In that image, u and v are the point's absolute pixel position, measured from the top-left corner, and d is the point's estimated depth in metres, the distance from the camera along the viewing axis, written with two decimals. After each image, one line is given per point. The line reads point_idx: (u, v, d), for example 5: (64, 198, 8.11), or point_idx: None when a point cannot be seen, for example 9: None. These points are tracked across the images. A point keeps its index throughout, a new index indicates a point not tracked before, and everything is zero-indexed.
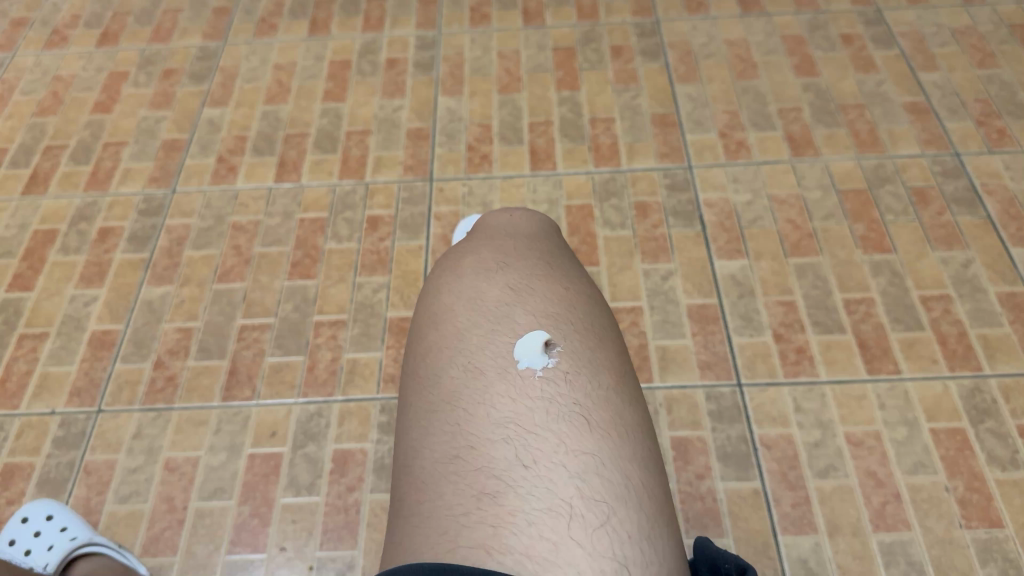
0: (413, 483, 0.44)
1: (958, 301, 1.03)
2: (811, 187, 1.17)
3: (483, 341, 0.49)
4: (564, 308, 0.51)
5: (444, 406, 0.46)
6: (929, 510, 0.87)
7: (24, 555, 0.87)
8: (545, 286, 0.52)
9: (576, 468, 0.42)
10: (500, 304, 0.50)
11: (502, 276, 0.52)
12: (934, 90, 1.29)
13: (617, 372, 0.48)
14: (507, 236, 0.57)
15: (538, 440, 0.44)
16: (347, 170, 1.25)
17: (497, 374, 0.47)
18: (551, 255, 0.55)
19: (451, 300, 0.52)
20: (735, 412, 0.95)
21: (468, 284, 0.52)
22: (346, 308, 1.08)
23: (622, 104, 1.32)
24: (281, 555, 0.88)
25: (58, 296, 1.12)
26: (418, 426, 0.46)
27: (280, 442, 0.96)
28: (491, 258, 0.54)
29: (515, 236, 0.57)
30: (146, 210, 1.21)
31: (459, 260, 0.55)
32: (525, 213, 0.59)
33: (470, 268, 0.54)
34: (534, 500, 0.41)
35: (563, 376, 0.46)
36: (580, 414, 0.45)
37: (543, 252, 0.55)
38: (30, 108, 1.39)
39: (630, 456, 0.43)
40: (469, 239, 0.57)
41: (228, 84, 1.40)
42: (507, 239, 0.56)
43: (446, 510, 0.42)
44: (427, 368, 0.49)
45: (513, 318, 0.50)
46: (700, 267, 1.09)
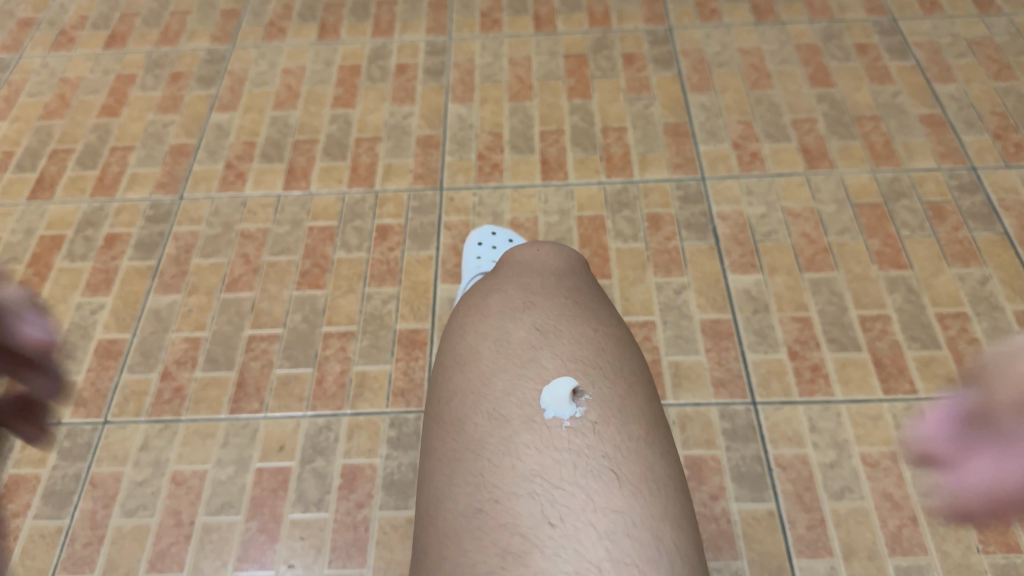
0: (447, 531, 0.49)
1: (976, 319, 1.02)
2: (826, 201, 1.16)
3: (512, 387, 0.53)
4: (587, 354, 0.55)
5: (473, 455, 0.50)
6: (947, 534, 0.86)
7: None
8: (569, 331, 0.56)
9: (600, 519, 0.47)
10: (527, 350, 0.55)
11: (528, 320, 0.57)
12: (950, 102, 1.28)
13: (644, 421, 0.52)
14: (532, 279, 0.61)
15: (565, 495, 0.48)
16: (357, 178, 1.23)
17: (525, 423, 0.51)
18: (573, 295, 0.60)
19: (481, 344, 0.56)
20: (749, 431, 0.94)
21: (497, 328, 0.57)
22: (355, 319, 1.07)
23: (635, 112, 1.30)
24: (289, 572, 0.87)
25: (64, 304, 1.11)
26: (449, 473, 0.51)
27: (289, 456, 0.95)
28: (517, 301, 0.59)
29: (540, 277, 0.61)
30: (154, 217, 1.20)
31: (488, 301, 0.60)
32: (551, 249, 0.64)
33: (498, 312, 0.58)
34: (563, 560, 0.46)
35: (591, 428, 0.51)
36: (607, 469, 0.49)
37: (567, 290, 0.60)
38: (37, 111, 1.38)
39: (656, 511, 0.48)
40: (498, 275, 0.62)
41: (237, 89, 1.39)
42: (536, 277, 0.62)
43: (477, 562, 0.47)
44: (458, 414, 0.53)
45: (540, 363, 0.54)
46: (714, 281, 1.08)
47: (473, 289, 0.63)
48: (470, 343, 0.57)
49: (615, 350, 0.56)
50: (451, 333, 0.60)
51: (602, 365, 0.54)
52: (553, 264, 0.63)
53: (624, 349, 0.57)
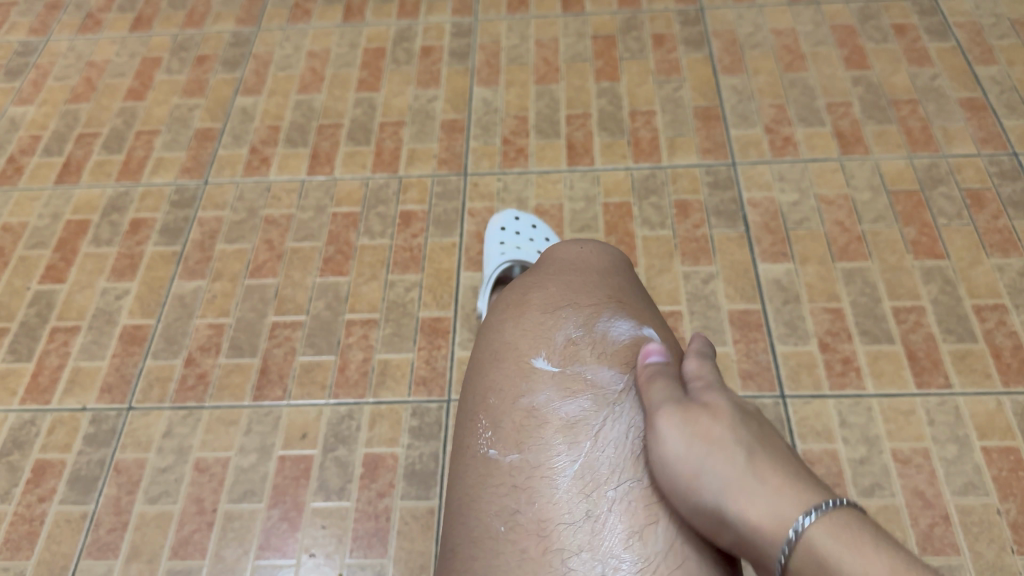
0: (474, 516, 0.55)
1: (1014, 311, 0.99)
2: (860, 187, 1.13)
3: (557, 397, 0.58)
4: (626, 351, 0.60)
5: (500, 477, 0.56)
6: (980, 534, 0.84)
7: None
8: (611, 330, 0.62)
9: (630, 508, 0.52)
10: (568, 349, 0.61)
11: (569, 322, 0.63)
12: (991, 85, 1.23)
13: None
14: (574, 277, 0.68)
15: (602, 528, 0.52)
16: (381, 163, 1.22)
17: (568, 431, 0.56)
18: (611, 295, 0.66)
19: (524, 344, 0.62)
20: (777, 425, 0.92)
21: (540, 326, 0.63)
22: (377, 307, 1.06)
23: (664, 96, 1.28)
24: (310, 561, 0.87)
25: (90, 289, 1.11)
26: (475, 471, 0.57)
27: (311, 444, 0.95)
28: (557, 304, 0.65)
29: (583, 282, 0.68)
30: (179, 201, 1.20)
31: (532, 303, 0.66)
32: (596, 248, 0.73)
33: (540, 313, 0.64)
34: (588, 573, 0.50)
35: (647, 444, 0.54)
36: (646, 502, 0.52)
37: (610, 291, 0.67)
38: (64, 95, 1.38)
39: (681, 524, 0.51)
40: (547, 269, 0.70)
41: (262, 72, 1.38)
42: (580, 271, 0.69)
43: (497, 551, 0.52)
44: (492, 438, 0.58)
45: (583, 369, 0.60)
46: (743, 271, 1.05)
47: (516, 290, 0.69)
48: (513, 339, 0.63)
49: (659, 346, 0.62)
50: (492, 333, 0.66)
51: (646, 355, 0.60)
52: (593, 271, 0.69)
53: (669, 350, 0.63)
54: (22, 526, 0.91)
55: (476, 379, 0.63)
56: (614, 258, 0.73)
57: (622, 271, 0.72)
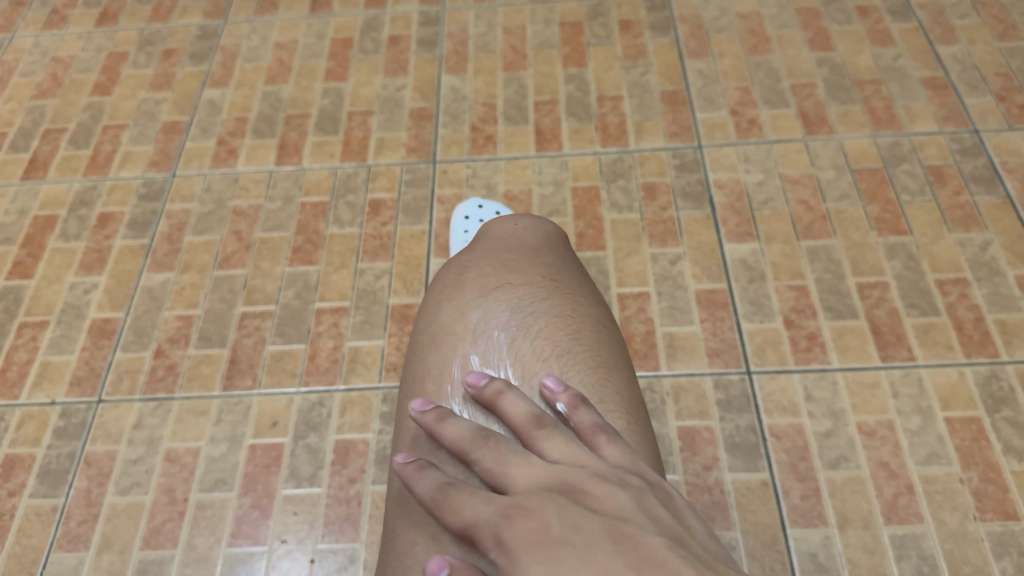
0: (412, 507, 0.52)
1: (975, 284, 1.00)
2: (824, 167, 1.14)
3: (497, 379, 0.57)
4: (558, 332, 0.60)
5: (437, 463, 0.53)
6: (943, 502, 0.85)
7: None
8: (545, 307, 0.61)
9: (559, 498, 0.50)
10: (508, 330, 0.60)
11: (505, 299, 0.62)
12: (953, 64, 1.25)
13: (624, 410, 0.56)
14: (509, 254, 0.67)
15: None
16: (349, 152, 1.22)
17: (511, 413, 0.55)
18: (548, 274, 0.65)
19: (461, 325, 0.61)
20: (743, 401, 0.93)
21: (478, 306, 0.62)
22: (347, 295, 1.06)
23: (630, 81, 1.28)
24: (282, 547, 0.88)
25: (58, 284, 1.11)
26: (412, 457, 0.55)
27: (281, 433, 0.95)
28: (494, 282, 0.63)
29: (524, 257, 0.67)
30: (146, 195, 1.20)
31: (471, 279, 0.64)
32: (529, 225, 0.72)
33: (474, 294, 0.63)
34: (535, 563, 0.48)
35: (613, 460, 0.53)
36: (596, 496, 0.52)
37: (547, 269, 0.66)
38: (29, 91, 1.37)
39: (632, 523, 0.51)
40: (483, 245, 0.69)
41: (229, 64, 1.37)
42: (515, 248, 0.68)
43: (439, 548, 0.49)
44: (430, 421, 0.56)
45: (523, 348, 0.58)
46: (709, 251, 1.06)
47: (454, 268, 0.67)
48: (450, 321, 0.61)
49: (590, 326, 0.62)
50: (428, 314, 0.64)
51: (575, 336, 0.60)
52: (529, 249, 0.68)
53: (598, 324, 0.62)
54: None
55: (414, 366, 0.61)
56: (549, 234, 0.72)
57: (557, 246, 0.71)
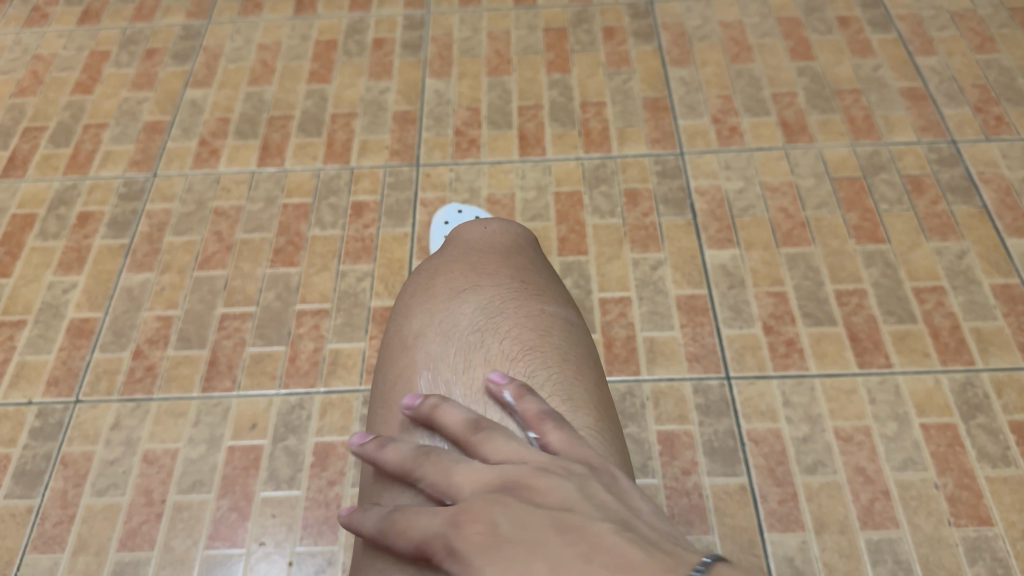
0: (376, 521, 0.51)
1: (952, 293, 1.02)
2: (804, 175, 1.15)
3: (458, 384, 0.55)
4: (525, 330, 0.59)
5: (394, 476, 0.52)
6: (918, 508, 0.86)
7: None
8: (510, 308, 0.60)
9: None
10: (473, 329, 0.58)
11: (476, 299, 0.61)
12: (931, 75, 1.26)
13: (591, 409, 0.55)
14: (480, 258, 0.67)
15: None
16: (332, 154, 1.22)
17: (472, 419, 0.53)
18: (517, 276, 0.65)
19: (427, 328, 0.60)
20: (722, 406, 0.94)
21: (444, 307, 0.61)
22: (329, 297, 1.06)
23: (613, 87, 1.29)
24: (260, 550, 0.87)
25: (36, 283, 1.10)
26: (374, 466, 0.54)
27: (260, 434, 0.95)
28: (463, 284, 0.63)
29: (492, 257, 0.67)
30: (127, 194, 1.19)
31: (443, 282, 0.64)
32: (497, 227, 0.72)
33: (446, 293, 0.62)
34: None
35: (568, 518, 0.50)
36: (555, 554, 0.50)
37: (514, 270, 0.66)
38: (9, 89, 1.36)
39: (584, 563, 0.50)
40: (455, 249, 0.69)
41: (212, 65, 1.37)
42: (484, 250, 0.68)
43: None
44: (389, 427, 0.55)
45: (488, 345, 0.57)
46: (690, 257, 1.07)
47: (424, 273, 0.67)
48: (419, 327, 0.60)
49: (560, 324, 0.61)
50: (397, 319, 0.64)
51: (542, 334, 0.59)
52: (499, 252, 0.68)
53: (569, 326, 0.61)
54: None
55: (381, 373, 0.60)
56: (519, 238, 0.72)
57: (527, 249, 0.71)
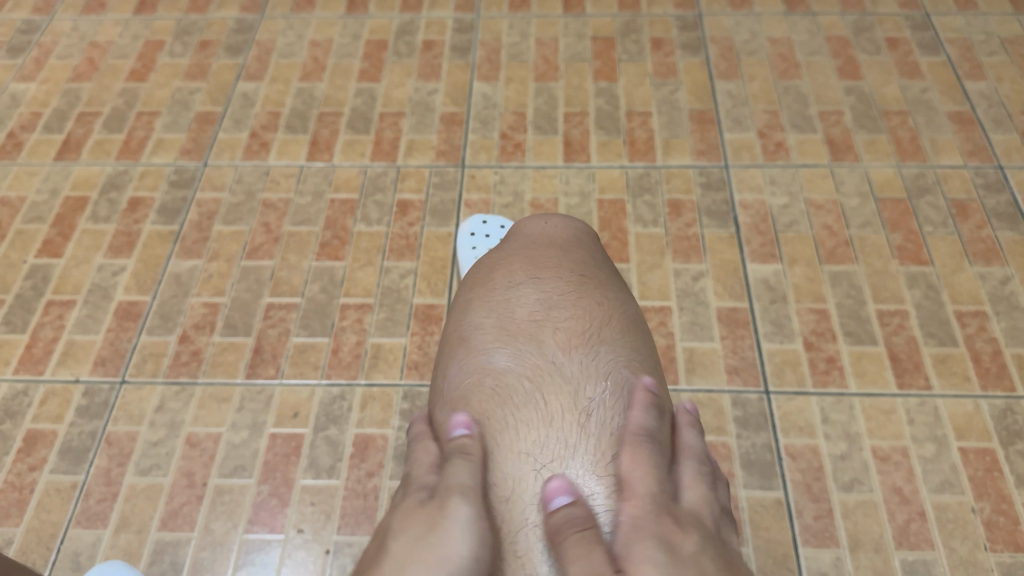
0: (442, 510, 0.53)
1: (994, 318, 1.02)
2: (849, 193, 1.15)
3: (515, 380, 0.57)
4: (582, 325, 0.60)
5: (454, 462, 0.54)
6: (955, 530, 0.86)
7: None
8: (567, 302, 0.62)
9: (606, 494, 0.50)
10: (531, 324, 0.60)
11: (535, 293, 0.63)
12: (979, 100, 1.26)
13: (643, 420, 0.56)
14: (539, 252, 0.68)
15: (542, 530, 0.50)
16: (379, 152, 1.24)
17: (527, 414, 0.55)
18: (578, 273, 0.66)
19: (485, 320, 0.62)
20: (761, 419, 0.94)
21: (504, 301, 0.63)
22: (372, 292, 1.07)
23: (660, 97, 1.30)
24: (298, 537, 0.88)
25: (87, 265, 1.12)
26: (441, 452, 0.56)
27: (302, 423, 0.96)
28: (523, 276, 0.65)
29: (549, 249, 0.69)
30: (177, 182, 1.21)
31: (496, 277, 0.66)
32: (560, 222, 0.73)
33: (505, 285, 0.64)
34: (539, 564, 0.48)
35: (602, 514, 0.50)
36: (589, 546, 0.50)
37: (575, 263, 0.67)
38: (66, 74, 1.39)
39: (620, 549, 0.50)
40: (513, 243, 0.71)
41: (263, 59, 1.39)
42: (545, 246, 0.69)
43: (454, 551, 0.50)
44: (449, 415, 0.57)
45: (543, 340, 0.59)
46: (732, 269, 1.07)
47: (485, 265, 0.69)
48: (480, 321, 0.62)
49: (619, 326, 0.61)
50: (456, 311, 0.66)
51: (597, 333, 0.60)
52: (559, 246, 0.69)
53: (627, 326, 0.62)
54: (12, 494, 0.92)
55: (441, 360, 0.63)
56: (580, 233, 0.73)
57: (587, 243, 0.72)
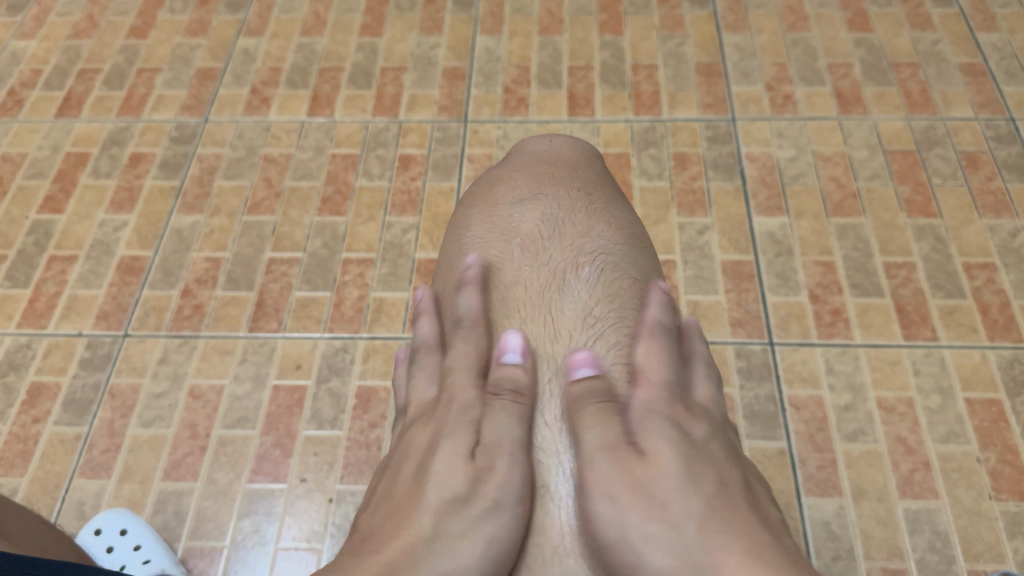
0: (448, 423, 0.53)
1: (1003, 270, 1.00)
2: (857, 146, 1.13)
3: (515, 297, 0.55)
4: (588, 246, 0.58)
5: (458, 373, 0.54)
6: (959, 480, 0.85)
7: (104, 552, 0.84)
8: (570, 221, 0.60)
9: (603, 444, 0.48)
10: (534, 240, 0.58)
11: (539, 209, 0.60)
12: (992, 52, 1.24)
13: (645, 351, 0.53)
14: (539, 168, 0.65)
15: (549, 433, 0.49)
16: (381, 107, 1.23)
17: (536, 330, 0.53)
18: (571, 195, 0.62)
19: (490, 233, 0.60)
20: (765, 370, 0.93)
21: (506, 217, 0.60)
22: (374, 247, 1.06)
23: (666, 51, 1.28)
24: (301, 487, 0.89)
25: (88, 220, 1.12)
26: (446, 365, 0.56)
27: (304, 375, 0.96)
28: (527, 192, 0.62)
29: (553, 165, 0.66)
30: (178, 137, 1.20)
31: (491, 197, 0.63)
32: (562, 143, 0.69)
33: (509, 202, 0.61)
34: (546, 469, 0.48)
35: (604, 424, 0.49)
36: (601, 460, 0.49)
37: (579, 181, 0.64)
38: (65, 31, 1.37)
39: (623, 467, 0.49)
40: (513, 159, 0.68)
41: (264, 14, 1.37)
42: (547, 162, 0.66)
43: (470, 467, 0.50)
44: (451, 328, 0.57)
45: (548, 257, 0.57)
46: (738, 223, 1.06)
47: (487, 180, 0.66)
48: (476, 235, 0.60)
49: (617, 240, 0.59)
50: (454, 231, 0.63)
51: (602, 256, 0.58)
52: (564, 164, 0.66)
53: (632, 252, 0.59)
54: (16, 446, 0.92)
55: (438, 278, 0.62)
56: (586, 153, 0.69)
57: (593, 165, 0.68)
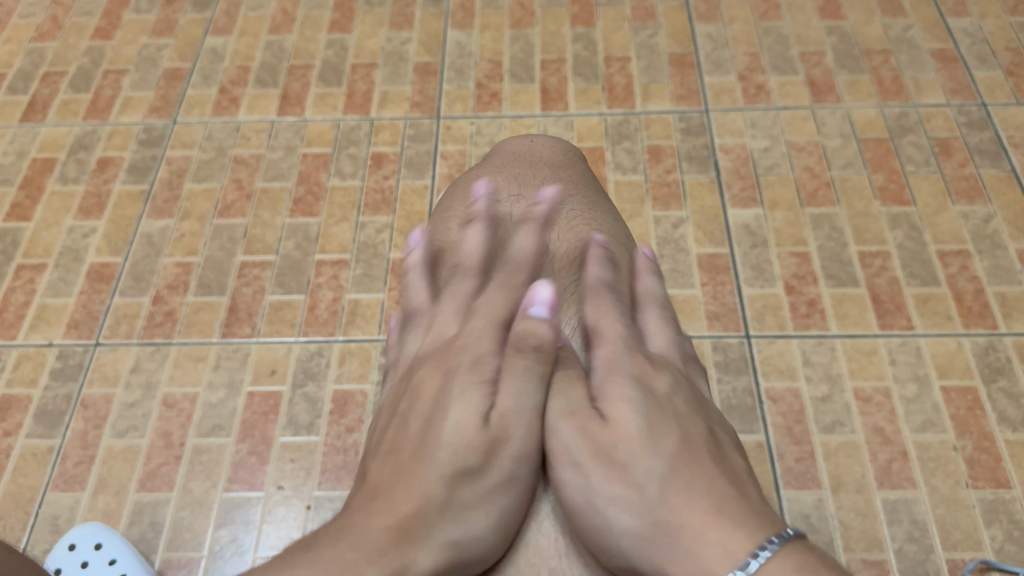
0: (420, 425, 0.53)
1: (977, 257, 1.01)
2: (831, 135, 1.13)
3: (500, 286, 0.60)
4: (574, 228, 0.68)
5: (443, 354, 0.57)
6: (936, 469, 0.86)
7: (81, 568, 0.83)
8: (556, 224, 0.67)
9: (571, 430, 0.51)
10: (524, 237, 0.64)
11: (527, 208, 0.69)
12: (963, 37, 1.24)
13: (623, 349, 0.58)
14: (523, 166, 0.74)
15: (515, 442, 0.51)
16: (352, 105, 1.21)
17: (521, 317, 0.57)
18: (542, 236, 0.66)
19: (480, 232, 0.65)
20: (741, 363, 0.93)
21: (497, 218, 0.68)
22: (348, 248, 1.05)
23: (639, 42, 1.27)
24: (279, 494, 0.88)
25: (56, 228, 1.10)
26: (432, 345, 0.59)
27: (279, 381, 0.95)
28: (516, 191, 0.71)
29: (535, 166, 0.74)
30: (147, 140, 1.19)
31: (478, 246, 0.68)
32: (544, 140, 0.76)
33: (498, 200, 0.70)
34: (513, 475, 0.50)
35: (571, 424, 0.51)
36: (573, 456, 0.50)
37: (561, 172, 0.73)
38: (29, 33, 1.35)
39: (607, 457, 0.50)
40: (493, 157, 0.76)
41: (232, 12, 1.35)
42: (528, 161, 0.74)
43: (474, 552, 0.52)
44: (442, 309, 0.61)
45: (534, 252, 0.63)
46: (713, 215, 1.06)
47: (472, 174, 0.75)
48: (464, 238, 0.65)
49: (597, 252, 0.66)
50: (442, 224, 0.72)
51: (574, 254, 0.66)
52: (543, 162, 0.74)
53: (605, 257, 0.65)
54: None
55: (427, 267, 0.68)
56: (566, 152, 0.76)
57: (577, 164, 0.76)
